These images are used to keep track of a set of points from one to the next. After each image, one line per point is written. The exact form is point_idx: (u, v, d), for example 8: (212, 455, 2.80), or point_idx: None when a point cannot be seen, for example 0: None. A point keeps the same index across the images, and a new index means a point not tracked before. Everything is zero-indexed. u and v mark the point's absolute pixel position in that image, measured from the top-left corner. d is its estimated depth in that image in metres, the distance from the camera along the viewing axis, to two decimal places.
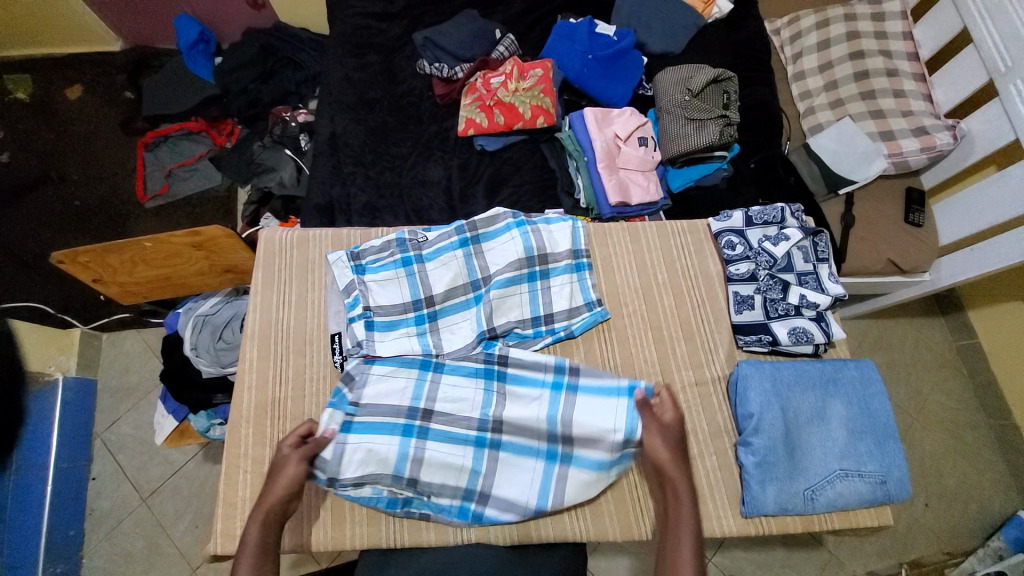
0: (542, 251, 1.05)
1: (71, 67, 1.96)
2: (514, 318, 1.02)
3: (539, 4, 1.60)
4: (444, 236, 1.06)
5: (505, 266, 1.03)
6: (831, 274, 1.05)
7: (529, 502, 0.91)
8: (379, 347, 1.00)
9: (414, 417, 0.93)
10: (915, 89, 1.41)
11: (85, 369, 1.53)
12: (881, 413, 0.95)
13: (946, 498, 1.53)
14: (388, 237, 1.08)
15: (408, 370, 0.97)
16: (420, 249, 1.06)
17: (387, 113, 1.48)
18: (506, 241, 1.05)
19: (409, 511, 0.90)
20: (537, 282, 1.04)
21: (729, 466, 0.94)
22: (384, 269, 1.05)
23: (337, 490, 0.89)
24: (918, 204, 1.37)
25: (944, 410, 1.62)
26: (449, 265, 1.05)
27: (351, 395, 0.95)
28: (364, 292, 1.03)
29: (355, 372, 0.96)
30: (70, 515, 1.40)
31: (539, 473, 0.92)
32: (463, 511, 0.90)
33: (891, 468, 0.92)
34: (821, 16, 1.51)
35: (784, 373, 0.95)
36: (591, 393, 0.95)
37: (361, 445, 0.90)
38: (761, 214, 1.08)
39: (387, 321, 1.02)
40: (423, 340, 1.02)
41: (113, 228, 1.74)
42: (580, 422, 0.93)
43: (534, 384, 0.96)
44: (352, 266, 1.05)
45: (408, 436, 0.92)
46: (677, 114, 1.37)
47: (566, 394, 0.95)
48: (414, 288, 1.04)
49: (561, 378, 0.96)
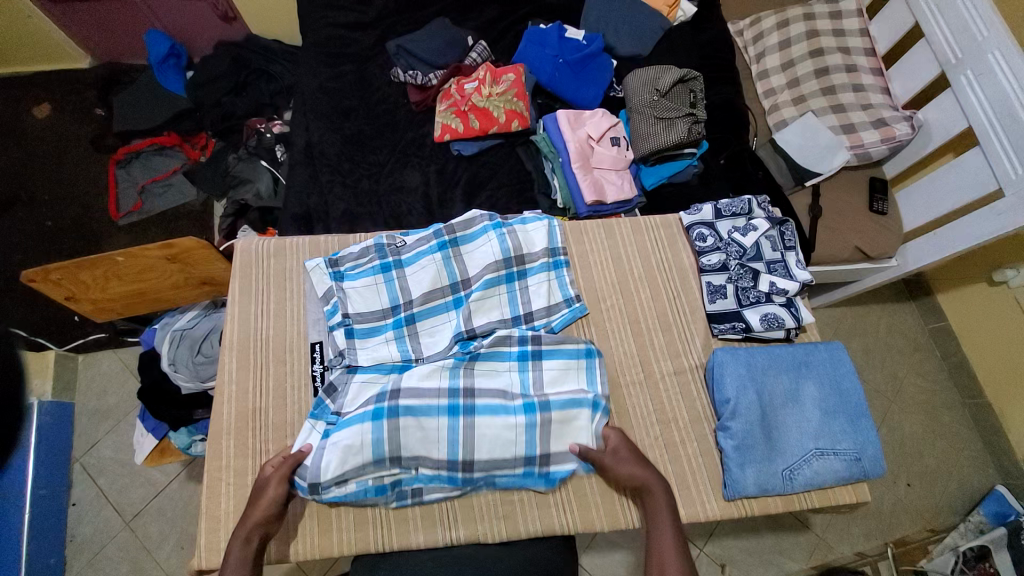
0: (518, 252, 1.06)
1: (38, 86, 1.93)
2: (496, 318, 1.04)
3: (511, 11, 1.63)
4: (423, 240, 1.07)
5: (484, 268, 1.04)
6: (799, 261, 1.08)
7: (517, 457, 0.91)
8: (360, 355, 1.00)
9: (382, 400, 0.90)
10: (874, 83, 1.48)
11: (62, 393, 1.50)
12: (853, 392, 0.98)
13: (926, 478, 1.58)
14: (367, 243, 1.08)
15: (387, 375, 0.96)
16: (399, 254, 1.07)
17: (363, 121, 1.49)
18: (483, 243, 1.06)
19: (400, 490, 0.91)
20: (516, 283, 1.06)
21: (711, 452, 0.96)
22: (361, 275, 1.06)
23: (324, 494, 0.87)
24: (881, 193, 1.44)
25: (919, 391, 1.68)
26: (427, 268, 1.05)
27: (334, 405, 0.94)
28: (343, 300, 1.03)
29: (338, 382, 0.96)
30: (50, 543, 1.36)
31: (522, 428, 0.91)
32: (451, 479, 0.90)
33: (865, 446, 0.94)
34: (781, 16, 1.57)
35: (758, 358, 0.97)
36: (555, 356, 0.99)
37: (337, 446, 0.87)
38: (729, 206, 1.11)
39: (367, 328, 1.03)
40: (402, 345, 1.02)
41: (87, 248, 1.72)
42: (552, 386, 0.97)
43: (502, 357, 0.98)
44: (330, 274, 1.06)
45: (379, 419, 0.88)
46: (646, 113, 1.40)
47: (533, 361, 0.98)
48: (393, 293, 1.05)
49: (526, 346, 0.99)
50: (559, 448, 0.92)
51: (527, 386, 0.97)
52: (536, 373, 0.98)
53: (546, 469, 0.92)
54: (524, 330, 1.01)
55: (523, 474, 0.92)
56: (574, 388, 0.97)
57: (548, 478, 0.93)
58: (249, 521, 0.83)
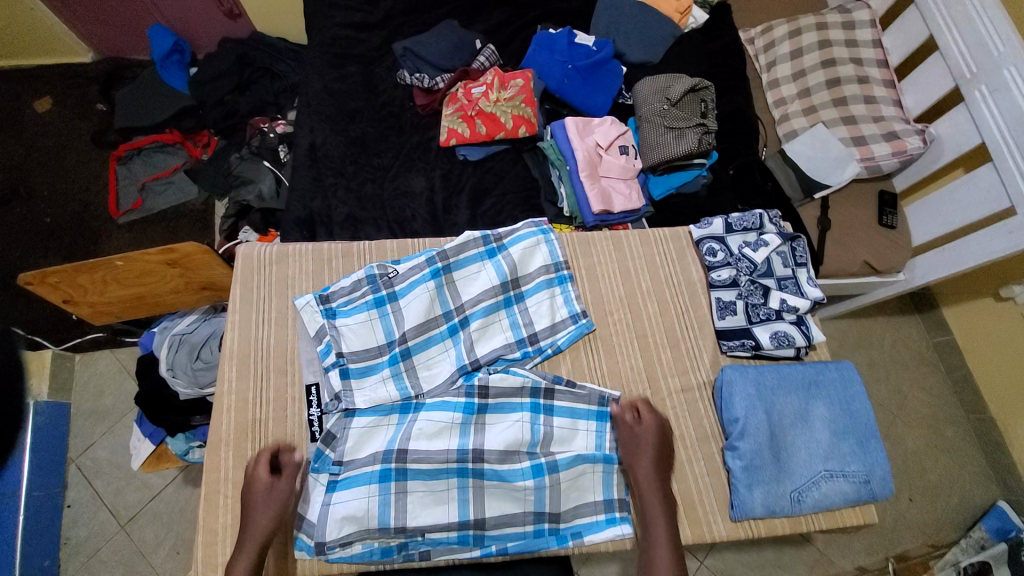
0: (515, 276, 1.05)
1: (39, 79, 1.91)
2: (500, 344, 1.02)
3: (520, 15, 1.61)
4: (416, 268, 1.03)
5: (480, 295, 1.03)
6: (810, 278, 1.06)
7: (527, 512, 0.89)
8: (358, 398, 0.96)
9: (389, 460, 0.88)
10: (885, 95, 1.46)
11: (59, 394, 1.48)
12: (863, 412, 0.96)
13: (928, 492, 1.57)
14: (357, 275, 1.04)
15: (388, 417, 0.94)
16: (392, 285, 1.03)
17: (368, 124, 1.47)
18: (478, 270, 1.05)
19: (407, 553, 0.87)
20: (514, 307, 1.04)
21: (718, 472, 0.94)
22: (355, 310, 1.01)
23: (329, 555, 0.85)
24: (891, 206, 1.42)
25: (922, 405, 1.67)
26: (421, 297, 1.01)
27: (334, 454, 0.91)
28: (336, 338, 0.99)
29: (336, 430, 0.93)
30: (44, 545, 1.35)
31: (531, 492, 0.89)
32: (461, 540, 0.87)
33: (873, 467, 0.93)
34: (793, 25, 1.55)
35: (768, 377, 0.95)
36: (566, 414, 0.96)
37: (343, 505, 0.86)
38: (740, 220, 1.09)
39: (362, 367, 0.98)
40: (400, 383, 0.98)
41: (87, 246, 1.70)
42: (559, 444, 0.93)
43: (512, 411, 0.95)
44: (322, 311, 1.01)
45: (386, 481, 0.87)
46: (656, 122, 1.38)
47: (543, 416, 0.95)
48: (388, 327, 1.01)
49: (538, 398, 0.96)
50: (570, 504, 0.90)
51: (535, 441, 0.93)
52: (545, 429, 0.94)
53: (555, 526, 0.89)
54: (538, 380, 0.96)
55: (534, 533, 0.89)
56: (579, 449, 0.93)
57: (559, 536, 0.89)
58: (258, 492, 0.87)
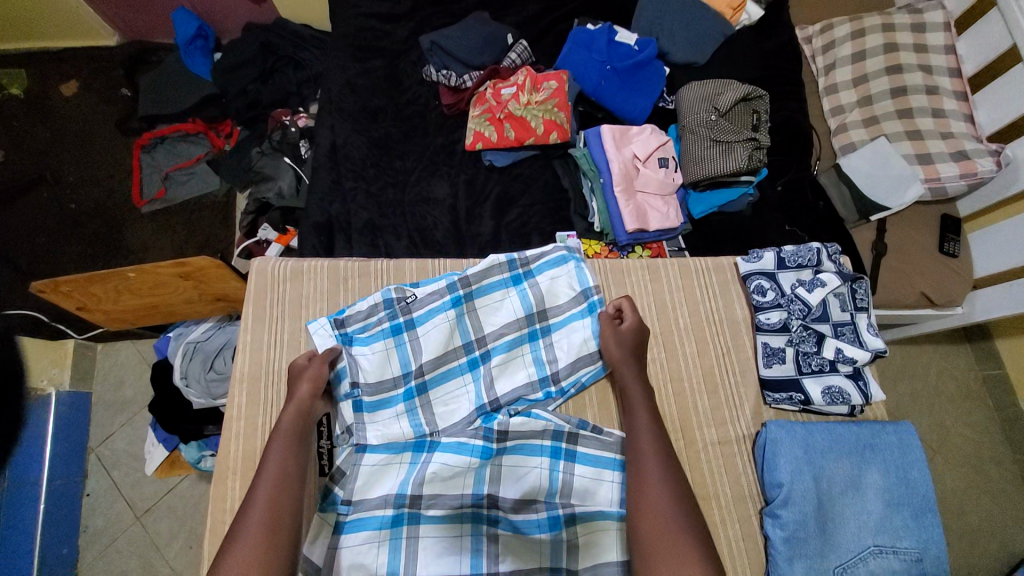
0: (541, 307, 0.99)
1: (66, 62, 1.88)
2: (522, 382, 0.96)
3: (554, 8, 1.50)
4: (436, 293, 0.97)
5: (503, 328, 0.97)
6: (870, 325, 0.97)
7: (543, 567, 0.82)
8: (370, 433, 0.91)
9: (402, 505, 0.84)
10: (957, 108, 1.31)
11: (80, 382, 1.48)
12: (920, 483, 0.87)
13: (965, 535, 1.46)
14: (375, 298, 0.98)
15: (401, 456, 0.89)
16: (410, 312, 0.97)
17: (391, 124, 1.39)
18: (502, 298, 0.98)
19: None
20: (539, 341, 0.98)
21: (753, 536, 0.86)
22: (372, 338, 0.96)
23: None
24: (953, 232, 1.29)
25: (966, 442, 1.54)
26: (439, 326, 0.95)
27: (343, 493, 0.86)
28: (351, 365, 0.94)
29: (345, 466, 0.88)
30: (63, 533, 1.36)
31: (549, 546, 0.83)
32: None
33: (927, 544, 0.83)
34: (857, 24, 1.39)
35: (817, 438, 0.87)
36: (589, 463, 0.88)
37: (353, 548, 0.81)
38: (795, 256, 0.99)
39: (376, 400, 0.93)
40: (414, 419, 0.93)
41: (111, 235, 1.69)
42: (580, 493, 0.87)
43: (532, 454, 0.88)
44: (336, 336, 0.96)
45: (399, 525, 0.82)
46: (701, 134, 1.27)
47: (564, 463, 0.88)
48: (405, 358, 0.95)
49: (559, 443, 0.89)
50: (590, 561, 0.82)
51: (553, 491, 0.86)
52: (566, 477, 0.87)
53: None
54: (562, 422, 0.90)
55: None
56: (601, 502, 0.86)
57: None
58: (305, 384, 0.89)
